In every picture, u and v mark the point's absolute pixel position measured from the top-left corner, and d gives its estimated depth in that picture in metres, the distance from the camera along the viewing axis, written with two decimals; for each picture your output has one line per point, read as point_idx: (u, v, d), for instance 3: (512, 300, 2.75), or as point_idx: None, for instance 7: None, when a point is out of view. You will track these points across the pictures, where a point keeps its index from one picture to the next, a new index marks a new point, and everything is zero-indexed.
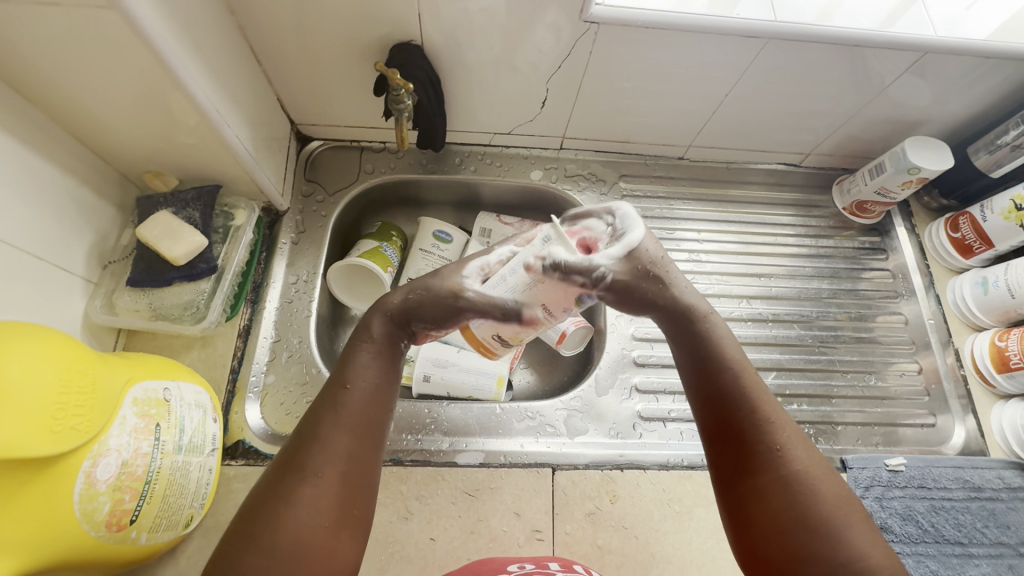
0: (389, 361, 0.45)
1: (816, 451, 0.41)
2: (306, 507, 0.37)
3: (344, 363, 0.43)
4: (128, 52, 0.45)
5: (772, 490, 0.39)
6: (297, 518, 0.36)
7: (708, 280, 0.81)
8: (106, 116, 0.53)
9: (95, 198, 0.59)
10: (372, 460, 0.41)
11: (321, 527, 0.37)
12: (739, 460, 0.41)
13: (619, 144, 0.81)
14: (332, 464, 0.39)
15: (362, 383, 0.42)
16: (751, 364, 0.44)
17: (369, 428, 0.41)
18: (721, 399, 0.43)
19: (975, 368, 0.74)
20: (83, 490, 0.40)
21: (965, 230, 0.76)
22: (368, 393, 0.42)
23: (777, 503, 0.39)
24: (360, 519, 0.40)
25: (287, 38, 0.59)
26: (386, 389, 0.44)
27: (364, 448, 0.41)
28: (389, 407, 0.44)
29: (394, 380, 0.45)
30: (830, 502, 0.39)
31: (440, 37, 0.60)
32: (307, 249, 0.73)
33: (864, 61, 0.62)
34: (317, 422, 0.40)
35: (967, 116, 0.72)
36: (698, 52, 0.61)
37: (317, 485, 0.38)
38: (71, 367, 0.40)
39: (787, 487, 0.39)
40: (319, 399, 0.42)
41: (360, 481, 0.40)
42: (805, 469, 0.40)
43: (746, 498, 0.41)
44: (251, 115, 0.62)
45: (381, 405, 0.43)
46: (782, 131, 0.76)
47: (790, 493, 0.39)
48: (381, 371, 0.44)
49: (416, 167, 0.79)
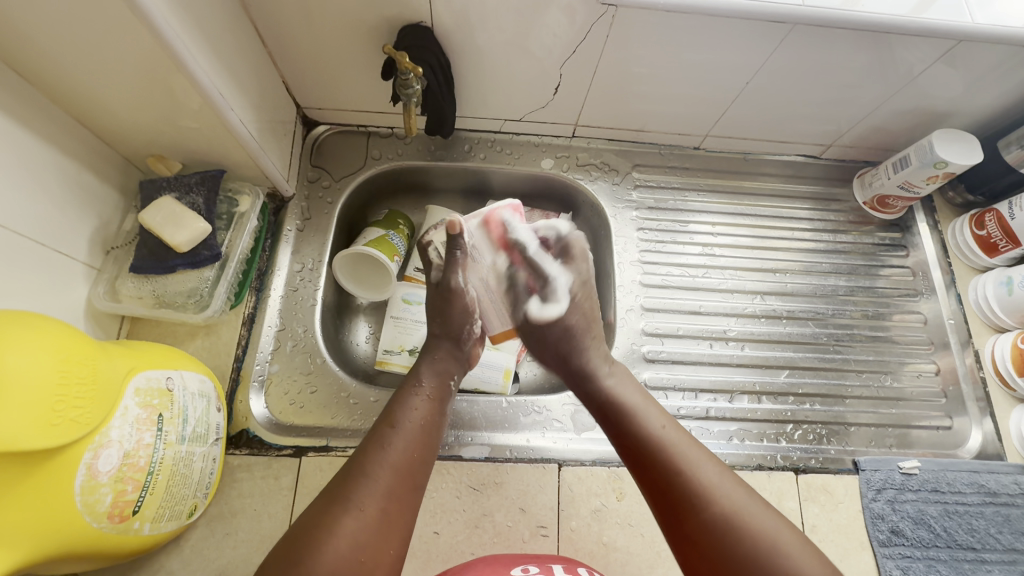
0: (435, 409, 0.50)
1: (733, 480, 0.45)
2: (348, 538, 0.39)
3: (397, 404, 0.49)
4: (126, 31, 0.43)
5: (694, 507, 0.43)
6: (335, 550, 0.38)
7: (721, 274, 0.79)
8: (106, 98, 0.51)
9: (97, 182, 0.58)
10: (410, 504, 0.44)
11: (355, 561, 0.39)
12: (659, 487, 0.46)
13: (632, 133, 0.78)
14: (375, 498, 0.42)
15: (410, 424, 0.47)
16: (663, 415, 0.50)
17: (411, 470, 0.45)
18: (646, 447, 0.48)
19: (995, 370, 0.72)
20: (84, 482, 0.39)
21: (991, 228, 0.73)
22: (414, 434, 0.47)
23: (695, 521, 0.43)
24: (391, 561, 0.41)
25: (293, 19, 0.57)
26: (429, 435, 0.48)
27: (404, 489, 0.44)
28: (428, 453, 0.47)
29: (436, 427, 0.49)
30: (760, 526, 0.42)
31: (450, 19, 0.57)
32: (313, 236, 0.72)
33: (894, 49, 0.59)
34: (365, 457, 0.44)
35: (999, 108, 0.68)
36: (720, 36, 0.58)
37: (358, 517, 0.40)
38: (70, 357, 0.39)
39: (701, 499, 0.43)
40: (369, 437, 0.46)
41: (399, 522, 0.42)
42: (711, 479, 0.44)
43: (680, 524, 0.44)
44: (256, 98, 0.60)
45: (424, 450, 0.47)
46: (803, 121, 0.73)
47: (706, 505, 0.43)
48: (427, 415, 0.49)
49: (424, 153, 0.77)
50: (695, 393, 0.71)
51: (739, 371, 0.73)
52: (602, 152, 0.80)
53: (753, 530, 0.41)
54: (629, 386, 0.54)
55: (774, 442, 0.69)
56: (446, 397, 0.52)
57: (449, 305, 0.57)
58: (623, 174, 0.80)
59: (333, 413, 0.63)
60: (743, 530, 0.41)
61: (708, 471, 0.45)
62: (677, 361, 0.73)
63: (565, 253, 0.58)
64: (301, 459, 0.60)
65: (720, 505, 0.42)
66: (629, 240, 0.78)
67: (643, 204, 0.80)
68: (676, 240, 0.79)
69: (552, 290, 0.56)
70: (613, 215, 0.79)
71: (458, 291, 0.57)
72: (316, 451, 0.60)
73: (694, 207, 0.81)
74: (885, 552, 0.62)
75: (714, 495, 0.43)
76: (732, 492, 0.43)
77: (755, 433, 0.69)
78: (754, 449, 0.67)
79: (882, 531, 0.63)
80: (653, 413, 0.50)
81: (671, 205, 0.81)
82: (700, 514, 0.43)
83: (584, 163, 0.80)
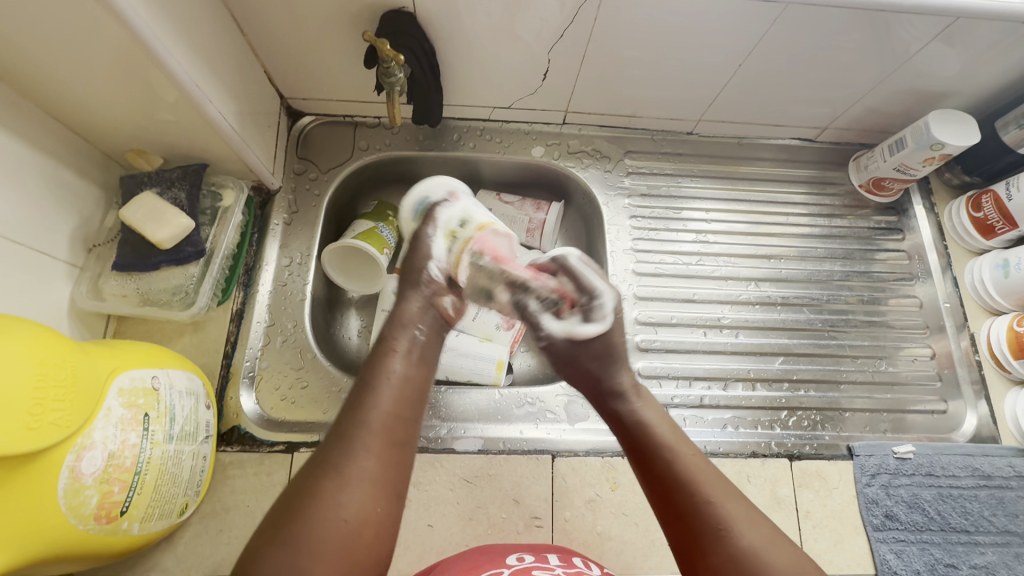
0: (414, 361, 0.48)
1: (766, 526, 0.42)
2: (329, 501, 0.39)
3: (372, 360, 0.47)
4: (95, 23, 0.42)
5: (711, 541, 0.42)
6: (319, 516, 0.38)
7: (716, 261, 0.78)
8: (79, 91, 0.50)
9: (76, 179, 0.56)
10: (397, 462, 0.43)
11: (342, 520, 0.39)
12: (680, 514, 0.44)
13: (624, 118, 0.77)
14: (354, 460, 0.41)
15: (387, 378, 0.45)
16: (702, 463, 0.46)
17: (390, 426, 0.43)
18: (674, 485, 0.45)
19: (991, 354, 0.72)
20: (68, 485, 0.39)
21: (987, 210, 0.72)
22: (390, 390, 0.45)
23: (721, 555, 0.41)
24: (382, 518, 0.40)
25: (271, 7, 0.55)
26: (409, 387, 0.46)
27: (385, 444, 0.42)
28: (410, 404, 0.45)
29: (417, 375, 0.47)
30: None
31: (433, 4, 0.56)
32: (300, 230, 0.71)
33: (891, 27, 0.57)
34: (342, 419, 0.43)
35: (997, 88, 0.67)
36: (711, 18, 0.57)
37: (337, 480, 0.40)
38: (47, 360, 0.38)
39: (725, 535, 0.42)
40: (348, 398, 0.45)
41: (385, 481, 0.41)
42: (737, 514, 0.43)
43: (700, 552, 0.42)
44: (235, 89, 0.58)
45: (403, 404, 0.45)
46: (799, 103, 0.72)
47: (723, 541, 0.42)
48: (404, 367, 0.47)
49: (413, 143, 0.76)
50: (690, 381, 0.71)
51: (734, 359, 0.73)
52: (594, 139, 0.79)
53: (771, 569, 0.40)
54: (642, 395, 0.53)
55: (768, 430, 0.68)
56: (427, 345, 0.50)
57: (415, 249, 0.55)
58: (615, 161, 0.79)
59: (325, 408, 0.63)
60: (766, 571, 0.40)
61: (732, 496, 0.44)
62: (671, 350, 0.72)
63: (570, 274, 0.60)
64: (293, 454, 0.60)
65: (745, 542, 0.41)
66: (622, 228, 0.77)
67: (636, 191, 0.79)
68: (670, 228, 0.78)
69: (598, 310, 0.57)
70: (605, 203, 0.78)
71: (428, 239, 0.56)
72: (309, 447, 0.60)
73: (688, 193, 0.80)
74: (879, 537, 0.62)
75: (740, 538, 0.41)
76: (756, 528, 0.42)
77: (749, 420, 0.69)
78: (748, 436, 0.67)
79: (876, 516, 0.63)
80: (682, 446, 0.47)
81: (664, 191, 0.79)
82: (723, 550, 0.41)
83: (576, 151, 0.78)
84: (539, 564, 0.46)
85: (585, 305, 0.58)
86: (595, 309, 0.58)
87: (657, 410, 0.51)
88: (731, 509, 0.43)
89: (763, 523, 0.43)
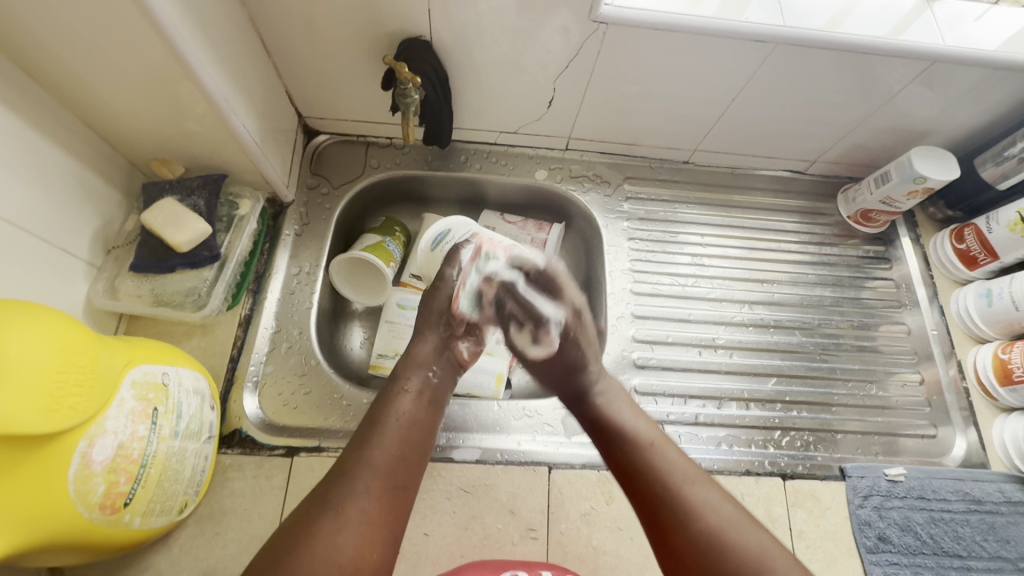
0: (423, 405, 0.51)
1: (724, 504, 0.46)
2: (327, 540, 0.40)
3: (383, 402, 0.50)
4: (137, 37, 0.45)
5: (675, 524, 0.45)
6: (315, 552, 0.39)
7: (710, 283, 0.80)
8: (114, 100, 0.53)
9: (102, 183, 0.59)
10: (396, 505, 0.44)
11: (336, 564, 0.39)
12: (646, 498, 0.48)
13: (624, 146, 0.81)
14: (355, 500, 0.42)
15: (394, 422, 0.48)
16: (661, 449, 0.50)
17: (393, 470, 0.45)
18: (636, 474, 0.49)
19: (977, 380, 0.74)
20: (78, 471, 0.40)
21: (970, 242, 0.76)
22: (396, 434, 0.47)
23: (685, 535, 0.45)
24: (377, 564, 0.41)
25: (299, 32, 0.60)
26: (414, 432, 0.49)
27: (386, 488, 0.44)
28: (413, 449, 0.48)
29: (424, 421, 0.50)
30: (747, 551, 0.43)
31: (448, 35, 0.60)
32: (311, 241, 0.73)
33: (873, 69, 0.62)
34: (347, 460, 0.45)
35: (974, 128, 0.72)
36: (706, 57, 0.61)
37: (337, 519, 0.41)
38: (70, 347, 0.39)
39: (689, 515, 0.45)
40: (354, 439, 0.47)
41: (383, 524, 0.43)
42: (699, 498, 0.46)
43: (668, 538, 0.46)
44: (259, 105, 0.62)
45: (405, 448, 0.47)
46: (790, 137, 0.76)
47: (686, 523, 0.45)
48: (411, 411, 0.50)
49: (421, 163, 0.80)
50: (685, 400, 0.72)
51: (728, 378, 0.74)
52: (595, 164, 0.83)
53: (738, 544, 0.43)
54: (625, 405, 0.56)
55: (762, 449, 0.69)
56: (433, 390, 0.53)
57: (433, 295, 0.58)
58: (614, 186, 0.83)
59: (326, 414, 0.64)
60: (731, 545, 0.43)
61: (693, 476, 0.48)
62: (667, 368, 0.74)
63: (550, 284, 0.61)
64: (293, 458, 0.60)
65: (706, 522, 0.44)
66: (620, 249, 0.80)
67: (635, 215, 0.82)
68: (667, 251, 0.81)
69: (548, 336, 0.60)
70: (605, 225, 0.81)
71: (446, 285, 0.59)
72: (309, 452, 0.61)
73: (685, 218, 0.83)
74: (872, 559, 0.62)
75: (703, 518, 0.45)
76: (719, 509, 0.45)
77: (743, 439, 0.70)
78: (742, 455, 0.68)
79: (869, 538, 0.63)
80: (644, 430, 0.52)
81: (662, 216, 0.83)
82: (688, 532, 0.45)
83: (577, 175, 0.82)
84: None
85: (536, 329, 0.61)
86: (545, 335, 0.60)
87: (621, 400, 0.57)
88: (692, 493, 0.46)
89: (722, 501, 0.46)
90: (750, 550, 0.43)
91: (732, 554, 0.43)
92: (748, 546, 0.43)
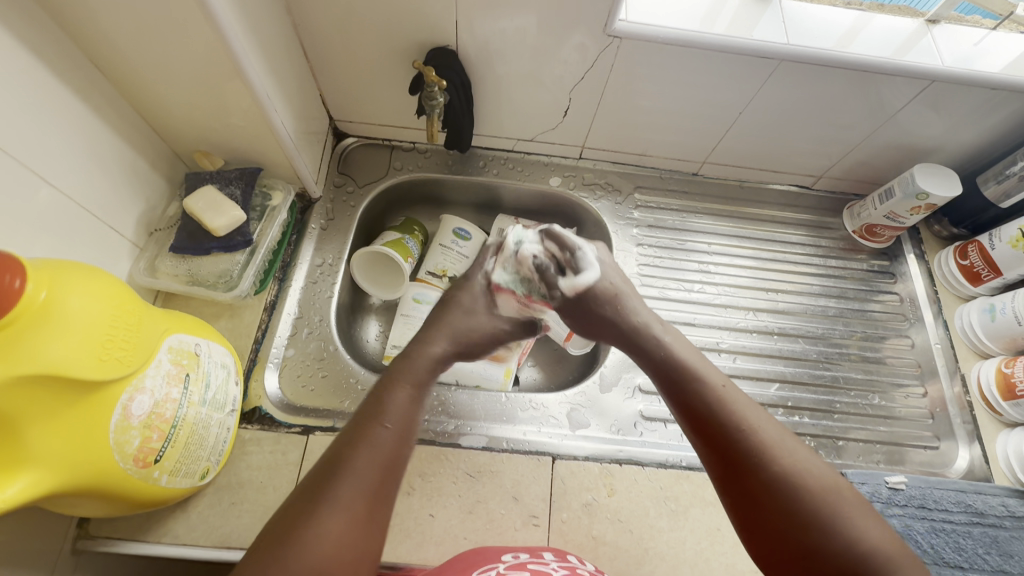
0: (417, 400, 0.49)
1: (800, 446, 0.45)
2: (322, 535, 0.38)
3: (378, 396, 0.47)
4: (195, 36, 0.50)
5: (750, 467, 0.44)
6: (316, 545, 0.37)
7: (716, 290, 0.83)
8: (167, 94, 0.58)
9: (149, 171, 0.64)
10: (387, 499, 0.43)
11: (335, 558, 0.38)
12: (716, 441, 0.46)
13: (635, 156, 0.84)
14: (354, 493, 0.41)
15: (392, 417, 0.45)
16: (728, 387, 0.48)
17: (393, 462, 0.44)
18: (700, 414, 0.48)
19: (981, 395, 0.74)
20: (119, 422, 0.43)
21: (973, 258, 0.77)
22: (391, 435, 0.44)
23: (762, 477, 0.43)
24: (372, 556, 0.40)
25: (336, 40, 0.65)
26: (408, 428, 0.46)
27: (384, 482, 0.42)
28: (411, 440, 0.46)
29: (417, 417, 0.48)
30: (819, 496, 0.42)
31: (473, 47, 0.65)
32: (335, 235, 0.78)
33: (874, 87, 0.65)
34: (343, 450, 0.43)
35: (976, 147, 0.74)
36: (715, 72, 0.65)
37: (337, 511, 0.39)
38: (121, 307, 0.44)
39: (761, 458, 0.44)
40: (349, 427, 0.44)
41: (374, 517, 0.41)
42: (773, 438, 0.45)
43: (740, 479, 0.44)
44: (296, 104, 0.67)
45: (402, 446, 0.45)
46: (796, 152, 0.79)
47: (760, 466, 0.43)
48: (408, 406, 0.47)
49: (442, 167, 0.84)
50: None
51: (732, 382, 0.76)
52: (607, 173, 0.86)
53: (816, 488, 0.42)
54: (686, 345, 0.53)
55: None
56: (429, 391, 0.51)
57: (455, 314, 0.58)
58: (625, 194, 0.86)
59: (342, 398, 0.68)
60: (808, 489, 0.42)
61: (767, 422, 0.46)
62: None
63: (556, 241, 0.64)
64: (309, 437, 0.63)
65: (782, 466, 0.43)
66: (629, 254, 0.83)
67: (644, 222, 0.85)
68: (675, 257, 0.84)
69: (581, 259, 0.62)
70: (615, 231, 0.84)
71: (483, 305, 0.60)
72: (324, 431, 0.64)
73: (693, 227, 0.86)
74: None
75: (779, 461, 0.43)
76: (798, 453, 0.44)
77: None
78: None
79: None
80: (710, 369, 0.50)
81: (671, 224, 0.86)
82: (765, 474, 0.43)
83: (590, 183, 0.86)
84: (533, 560, 0.49)
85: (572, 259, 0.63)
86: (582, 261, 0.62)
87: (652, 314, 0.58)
88: (767, 434, 0.45)
89: (795, 443, 0.45)
90: (827, 497, 0.42)
91: (806, 498, 0.42)
92: (823, 489, 0.42)
